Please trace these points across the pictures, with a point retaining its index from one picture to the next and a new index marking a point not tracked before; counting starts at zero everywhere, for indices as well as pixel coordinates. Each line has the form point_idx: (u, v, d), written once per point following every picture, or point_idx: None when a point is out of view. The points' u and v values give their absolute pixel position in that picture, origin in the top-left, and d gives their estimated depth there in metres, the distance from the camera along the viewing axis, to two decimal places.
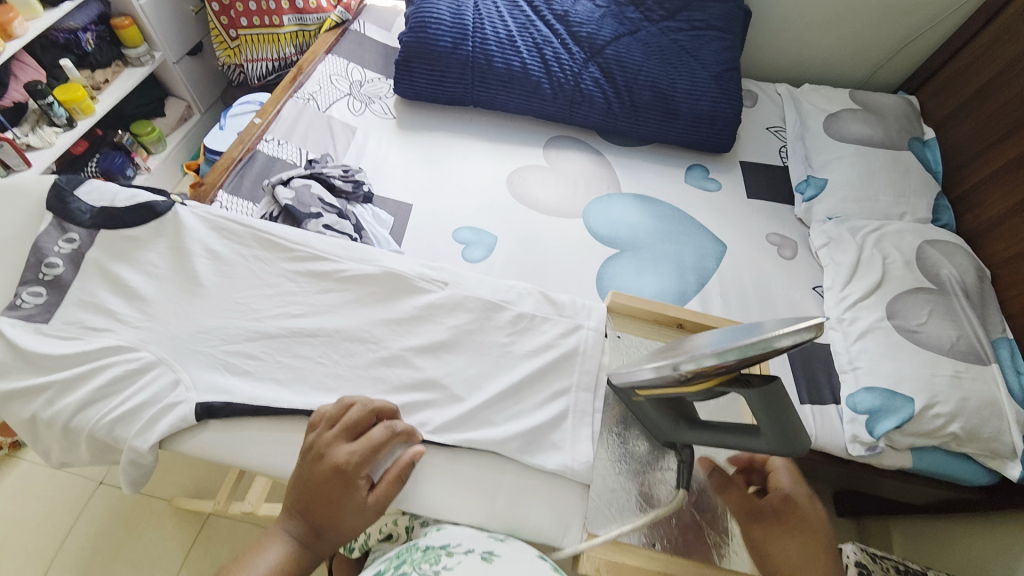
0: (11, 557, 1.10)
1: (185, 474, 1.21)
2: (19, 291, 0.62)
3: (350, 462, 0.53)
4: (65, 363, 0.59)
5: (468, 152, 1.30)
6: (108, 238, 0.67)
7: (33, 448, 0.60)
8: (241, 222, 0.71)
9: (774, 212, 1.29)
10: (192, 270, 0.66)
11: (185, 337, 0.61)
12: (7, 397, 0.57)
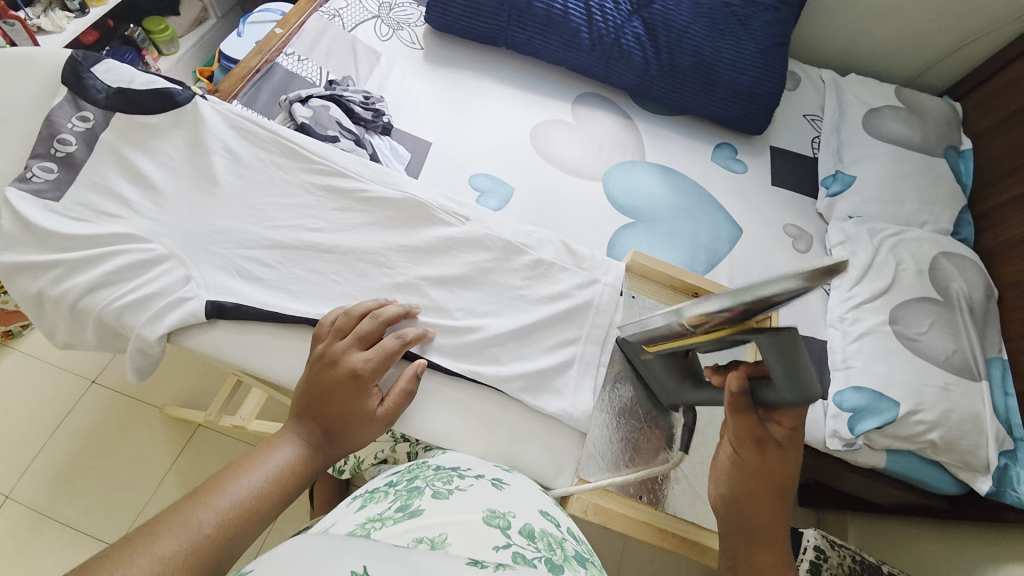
0: (9, 435, 1.14)
1: (178, 382, 1.23)
2: (30, 163, 0.60)
3: (367, 366, 0.55)
4: (75, 243, 0.57)
5: (494, 96, 1.25)
6: (123, 122, 0.65)
7: (39, 327, 0.59)
8: (257, 129, 0.68)
9: (797, 203, 1.27)
10: (209, 168, 0.64)
11: (198, 235, 0.60)
12: (14, 269, 0.57)
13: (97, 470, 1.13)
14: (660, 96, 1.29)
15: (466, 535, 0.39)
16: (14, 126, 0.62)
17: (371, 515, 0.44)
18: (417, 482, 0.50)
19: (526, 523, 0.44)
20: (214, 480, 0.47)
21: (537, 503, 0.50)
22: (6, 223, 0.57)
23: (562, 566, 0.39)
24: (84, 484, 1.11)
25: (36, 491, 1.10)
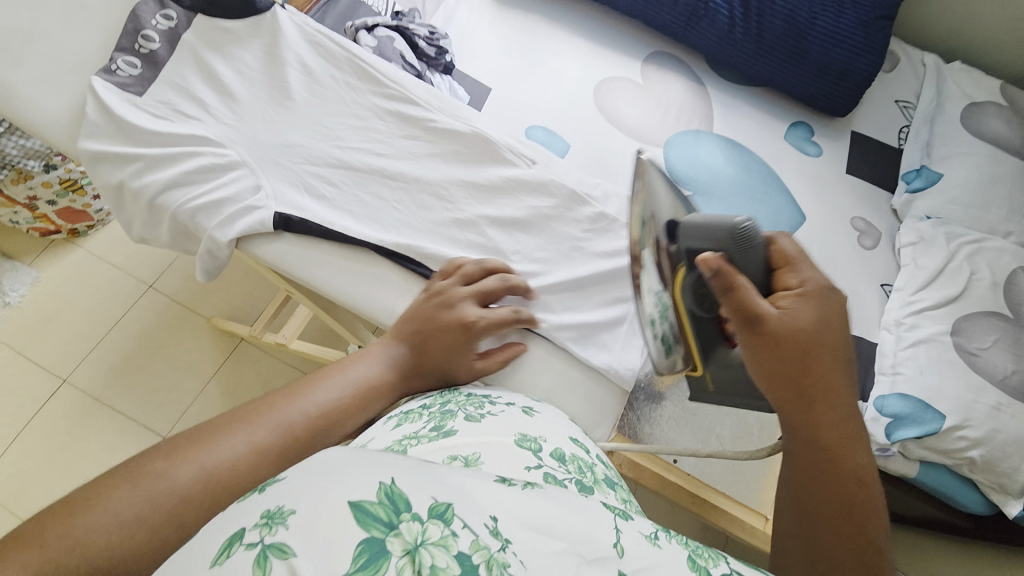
0: (77, 324, 1.24)
1: (227, 299, 1.29)
2: (116, 57, 0.61)
3: (481, 321, 0.57)
4: (155, 141, 0.59)
5: (562, 45, 1.19)
6: (204, 24, 0.65)
7: (118, 217, 0.62)
8: (329, 49, 0.67)
9: (872, 195, 1.17)
10: (284, 82, 0.64)
11: (269, 146, 0.61)
12: (98, 158, 0.59)
13: (149, 368, 1.22)
14: (741, 63, 1.20)
15: (496, 456, 0.42)
16: (100, 19, 0.63)
17: (407, 432, 0.46)
18: (450, 405, 0.51)
19: (558, 447, 0.46)
20: (305, 380, 0.53)
21: (568, 432, 0.51)
22: (93, 113, 0.59)
23: (592, 488, 0.42)
24: (138, 380, 1.20)
25: (93, 380, 1.19)
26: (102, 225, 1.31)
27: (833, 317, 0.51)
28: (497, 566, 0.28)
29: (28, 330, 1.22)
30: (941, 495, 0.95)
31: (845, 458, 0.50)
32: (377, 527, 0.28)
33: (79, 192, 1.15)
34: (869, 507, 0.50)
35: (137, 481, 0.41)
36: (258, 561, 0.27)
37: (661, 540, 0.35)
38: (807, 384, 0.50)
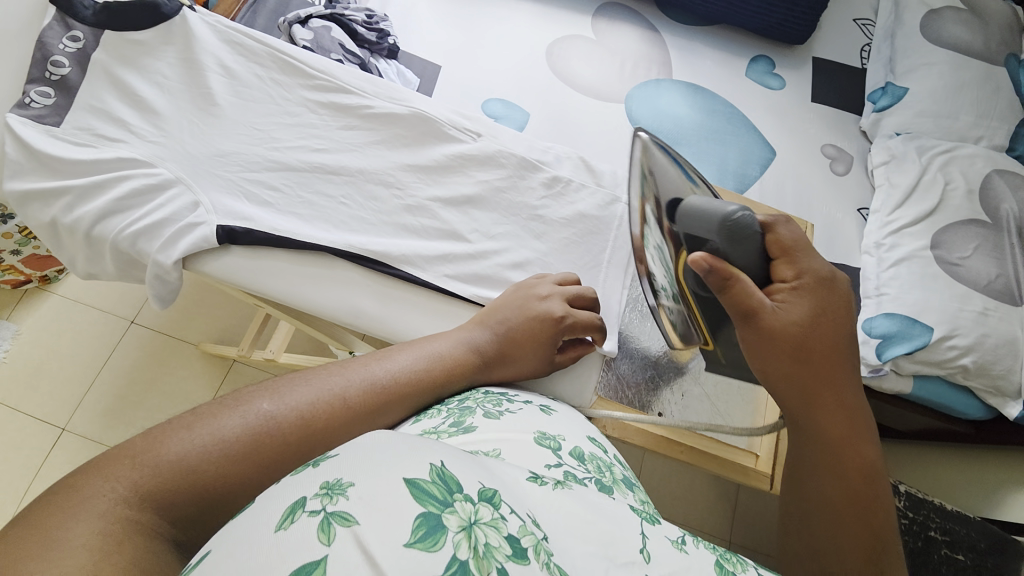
0: (62, 370, 1.22)
1: (210, 322, 1.28)
2: (26, 89, 0.58)
3: (568, 316, 0.57)
4: (80, 171, 0.56)
5: (507, 11, 1.15)
6: (114, 40, 0.61)
7: (60, 256, 0.60)
8: (251, 48, 0.64)
9: (837, 120, 1.16)
10: (207, 88, 0.61)
11: (202, 158, 0.59)
12: (26, 197, 0.56)
13: (145, 402, 1.21)
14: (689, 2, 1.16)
15: (518, 451, 0.41)
16: (5, 50, 0.60)
17: (427, 428, 0.45)
18: (468, 401, 0.50)
19: (576, 446, 0.46)
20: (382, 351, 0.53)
21: (584, 429, 0.52)
22: (12, 151, 0.56)
23: (611, 488, 0.42)
24: (135, 415, 1.20)
25: (90, 422, 1.19)
26: None
27: (835, 313, 0.50)
28: (544, 550, 0.29)
29: (15, 383, 1.21)
30: (940, 406, 0.96)
31: (859, 451, 0.50)
32: (433, 503, 0.28)
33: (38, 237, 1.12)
34: (885, 500, 0.50)
35: (230, 414, 0.41)
36: (321, 528, 0.27)
37: (687, 546, 0.37)
38: (808, 380, 0.50)
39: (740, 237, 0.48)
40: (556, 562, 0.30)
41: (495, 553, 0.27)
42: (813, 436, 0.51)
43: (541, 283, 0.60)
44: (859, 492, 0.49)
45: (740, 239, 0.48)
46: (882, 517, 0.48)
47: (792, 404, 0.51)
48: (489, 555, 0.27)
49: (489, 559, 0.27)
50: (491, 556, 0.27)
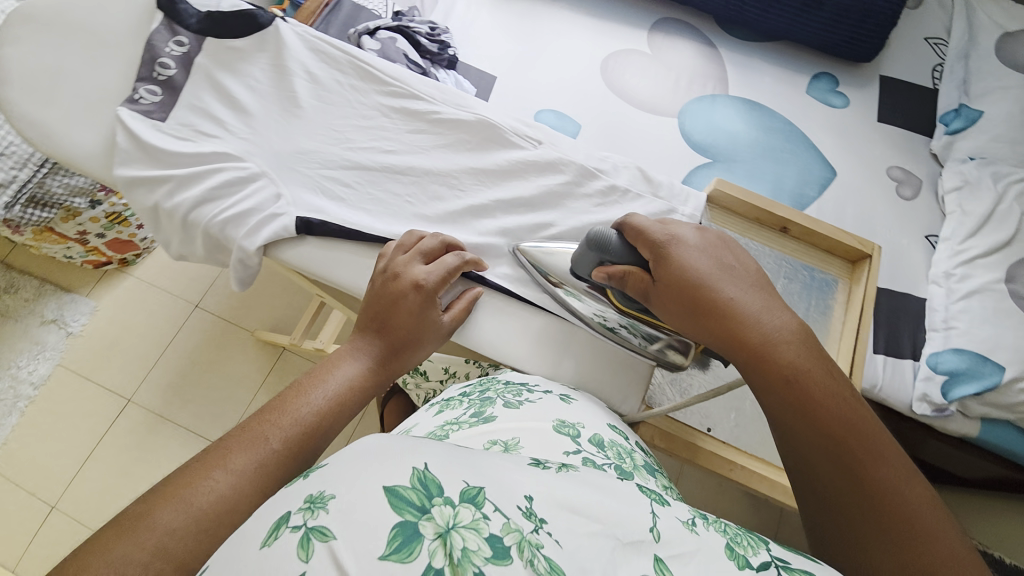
0: (132, 346, 1.32)
1: (266, 311, 1.36)
2: (137, 86, 0.64)
3: (430, 278, 0.57)
4: (183, 162, 0.62)
5: (565, 25, 1.17)
6: (213, 46, 0.67)
7: (157, 238, 0.66)
8: (333, 56, 0.69)
9: (906, 141, 1.11)
10: (292, 92, 0.66)
11: (285, 155, 0.63)
12: (133, 183, 0.62)
13: (202, 383, 1.29)
14: (752, 18, 1.15)
15: (537, 441, 0.43)
16: (119, 51, 0.66)
17: (449, 419, 0.49)
18: (489, 392, 0.53)
19: (595, 433, 0.47)
20: (285, 395, 0.47)
21: (605, 418, 0.53)
22: (123, 141, 0.62)
23: (631, 471, 0.43)
24: (193, 393, 1.28)
25: (154, 396, 1.28)
26: (147, 252, 1.39)
27: (702, 254, 0.53)
28: (530, 547, 0.29)
29: (91, 355, 1.32)
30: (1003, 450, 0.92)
31: (823, 408, 0.46)
32: (410, 511, 0.28)
33: (123, 223, 1.21)
34: (882, 453, 0.44)
35: (143, 527, 0.35)
36: (301, 544, 0.27)
37: (698, 527, 0.35)
38: (722, 325, 0.50)
39: (604, 244, 0.57)
40: (545, 554, 0.29)
41: (473, 557, 0.27)
42: (774, 414, 0.48)
43: (389, 261, 0.58)
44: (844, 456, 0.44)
45: (603, 245, 0.57)
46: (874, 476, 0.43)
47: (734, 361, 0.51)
48: (466, 560, 0.27)
49: (465, 564, 0.27)
50: (467, 561, 0.27)
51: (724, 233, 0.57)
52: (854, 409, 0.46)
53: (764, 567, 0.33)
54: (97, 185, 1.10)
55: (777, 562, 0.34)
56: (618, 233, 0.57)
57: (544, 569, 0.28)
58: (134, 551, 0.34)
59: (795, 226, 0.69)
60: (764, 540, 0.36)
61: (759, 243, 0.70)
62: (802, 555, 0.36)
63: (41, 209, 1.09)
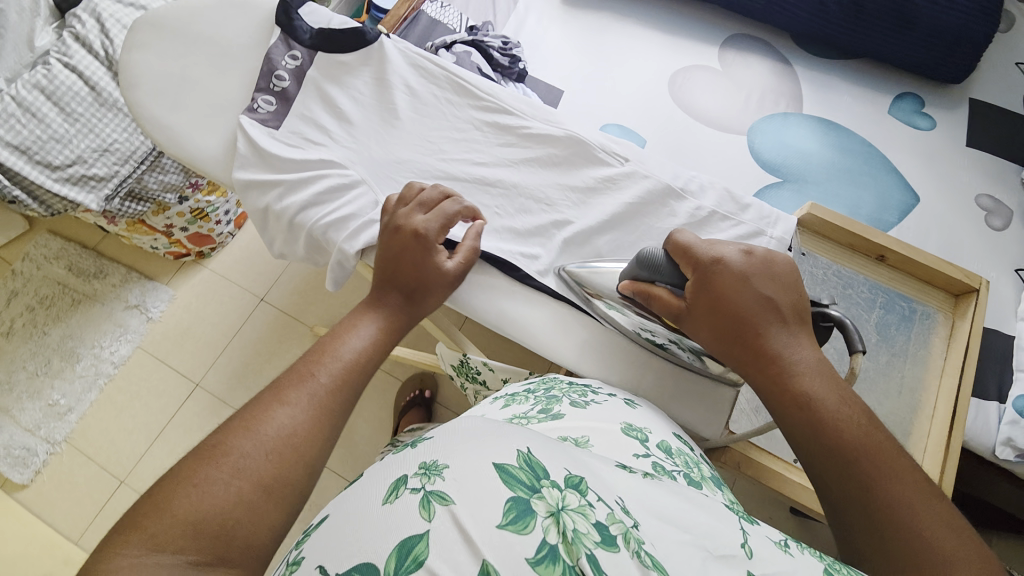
0: (204, 334, 1.41)
1: (324, 308, 1.42)
2: (255, 96, 0.69)
3: (429, 226, 0.59)
4: (293, 167, 0.66)
5: (636, 41, 1.17)
6: (325, 61, 0.71)
7: (262, 236, 0.70)
8: (432, 71, 0.72)
9: (995, 168, 1.03)
10: (393, 104, 0.70)
11: (383, 164, 0.67)
12: (248, 186, 0.67)
13: (263, 372, 1.37)
14: (833, 36, 1.11)
15: (607, 442, 0.44)
16: (239, 62, 0.71)
17: (517, 412, 0.49)
18: (553, 389, 0.54)
19: (663, 439, 0.48)
20: (320, 345, 0.53)
21: (668, 426, 0.53)
22: (241, 147, 0.67)
23: (700, 482, 0.44)
24: (255, 382, 1.36)
25: (220, 381, 1.36)
26: (222, 246, 1.49)
27: (744, 286, 0.53)
28: (633, 539, 0.31)
29: (166, 339, 1.41)
30: None
31: (840, 436, 0.47)
32: (522, 488, 0.31)
33: (204, 219, 1.31)
34: (908, 482, 0.45)
35: (221, 452, 0.42)
36: (422, 505, 0.31)
37: (790, 549, 0.37)
38: (756, 360, 0.52)
39: (654, 267, 0.56)
40: (647, 550, 0.31)
41: (584, 539, 0.30)
42: (808, 455, 0.49)
43: (403, 216, 0.60)
44: (857, 480, 0.46)
45: (652, 267, 0.56)
46: (890, 498, 0.44)
47: (769, 400, 0.52)
48: (579, 541, 0.30)
49: (578, 544, 0.29)
50: (579, 542, 0.30)
51: (770, 253, 0.56)
52: (870, 434, 0.47)
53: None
54: (186, 182, 1.15)
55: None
56: (666, 252, 0.56)
57: (649, 561, 0.31)
58: (224, 466, 0.41)
59: (894, 255, 0.66)
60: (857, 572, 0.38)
61: (851, 271, 0.68)
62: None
63: (137, 203, 1.14)
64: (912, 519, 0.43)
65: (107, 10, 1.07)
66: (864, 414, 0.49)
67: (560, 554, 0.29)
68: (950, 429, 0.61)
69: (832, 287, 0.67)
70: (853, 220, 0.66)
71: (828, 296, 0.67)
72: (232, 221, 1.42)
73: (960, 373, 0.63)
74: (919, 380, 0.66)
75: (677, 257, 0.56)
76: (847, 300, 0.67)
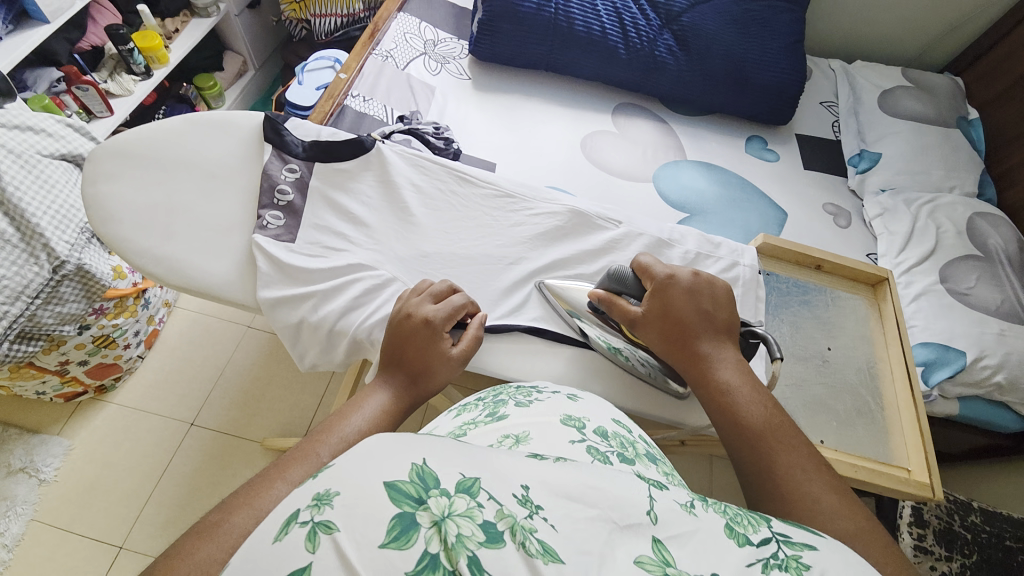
0: (116, 484, 1.16)
1: (272, 417, 1.26)
2: (261, 214, 0.67)
3: (439, 316, 0.59)
4: (323, 277, 0.65)
5: (547, 116, 1.34)
6: (324, 169, 0.72)
7: (291, 352, 0.65)
8: (431, 168, 0.76)
9: (828, 184, 1.33)
10: (404, 203, 0.72)
11: (411, 259, 0.69)
12: (276, 304, 0.63)
13: (207, 509, 1.14)
14: (695, 98, 1.38)
15: (544, 433, 0.43)
16: (234, 182, 0.69)
17: (466, 420, 0.50)
18: (502, 395, 0.53)
19: (600, 424, 0.46)
20: (325, 422, 0.52)
21: (608, 411, 0.50)
22: (264, 266, 0.64)
23: (633, 460, 0.42)
24: None
25: (151, 537, 1.11)
26: (128, 373, 1.27)
27: (691, 299, 0.61)
28: (523, 531, 0.30)
29: (67, 502, 1.13)
30: (981, 421, 1.10)
31: (748, 419, 0.54)
32: (407, 503, 0.30)
33: (111, 345, 1.12)
34: (799, 451, 0.52)
35: (222, 530, 0.40)
36: (308, 537, 0.30)
37: (696, 509, 0.36)
38: (689, 359, 0.60)
39: (622, 281, 0.65)
40: (538, 537, 0.30)
41: (466, 542, 0.29)
42: (726, 435, 0.56)
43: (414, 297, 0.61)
44: (761, 450, 0.52)
45: (621, 280, 0.65)
46: (787, 468, 0.50)
47: (701, 393, 0.59)
48: (459, 545, 0.29)
49: (458, 548, 0.29)
50: (461, 545, 0.29)
51: (714, 276, 0.64)
52: (773, 414, 0.55)
53: (766, 542, 0.35)
54: (88, 309, 1.02)
55: (777, 536, 0.36)
56: (632, 271, 0.65)
57: (537, 549, 0.30)
58: (218, 547, 0.39)
59: (827, 263, 0.84)
60: (765, 517, 0.38)
61: (803, 281, 0.84)
62: (800, 528, 0.38)
63: (27, 343, 0.96)
64: (805, 484, 0.49)
65: None
66: (770, 401, 0.56)
67: (441, 562, 0.28)
68: (910, 383, 0.75)
69: (794, 296, 0.82)
70: (792, 242, 0.83)
71: (794, 303, 0.82)
72: (141, 341, 1.24)
73: (901, 341, 0.78)
74: (871, 354, 0.80)
75: (641, 273, 0.64)
76: (809, 304, 0.82)
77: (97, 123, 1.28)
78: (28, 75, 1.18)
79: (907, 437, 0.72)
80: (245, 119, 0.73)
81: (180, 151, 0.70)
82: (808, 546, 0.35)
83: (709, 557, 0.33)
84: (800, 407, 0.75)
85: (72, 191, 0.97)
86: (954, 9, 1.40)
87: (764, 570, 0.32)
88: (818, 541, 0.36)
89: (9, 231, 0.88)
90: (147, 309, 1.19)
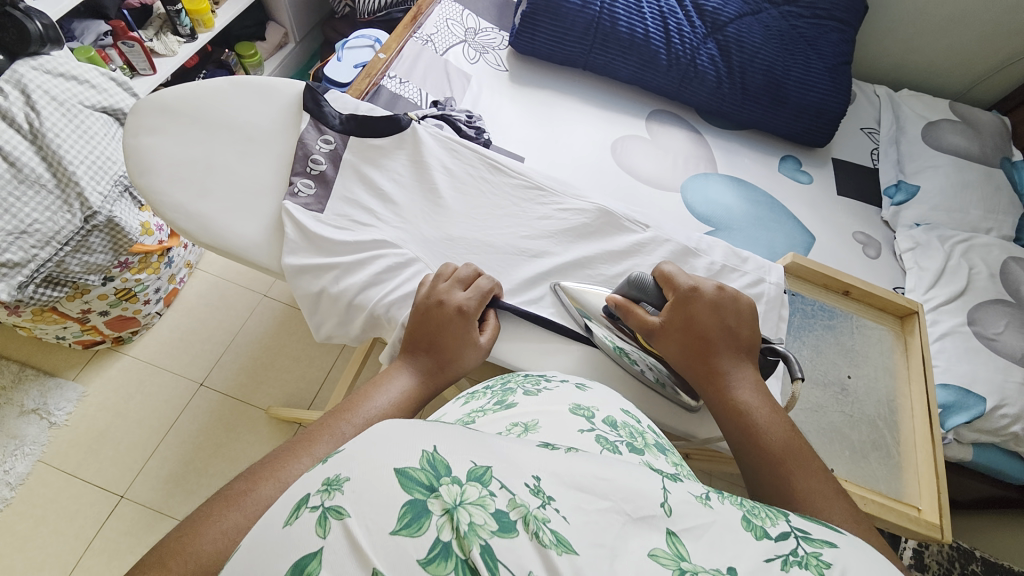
0: (122, 436, 1.18)
1: (278, 387, 1.28)
2: (293, 181, 0.68)
3: (470, 304, 0.59)
4: (346, 250, 0.65)
5: (580, 116, 1.33)
6: (359, 144, 0.72)
7: (309, 320, 0.66)
8: (465, 153, 0.76)
9: (861, 211, 1.29)
10: (433, 184, 0.72)
11: (435, 242, 0.69)
12: (299, 271, 0.64)
13: (206, 469, 1.17)
14: (732, 112, 1.35)
15: (553, 422, 0.43)
16: (270, 147, 0.70)
17: (474, 407, 0.49)
18: (510, 383, 0.53)
19: (609, 414, 0.46)
20: (348, 402, 0.52)
21: (617, 401, 0.50)
22: (290, 233, 0.65)
23: (644, 451, 0.42)
24: (196, 483, 1.15)
25: (152, 489, 1.13)
26: (145, 328, 1.29)
27: (728, 319, 0.61)
28: (537, 520, 0.30)
29: (77, 447, 1.16)
30: (995, 471, 1.07)
31: (763, 440, 0.54)
32: (419, 490, 0.30)
33: (131, 299, 1.15)
34: (814, 474, 0.51)
35: (248, 500, 0.41)
36: (319, 522, 0.30)
37: (711, 501, 0.36)
38: (705, 374, 0.59)
39: (643, 288, 0.64)
40: (551, 527, 0.30)
41: (479, 531, 0.28)
42: (741, 456, 0.55)
43: (443, 278, 0.62)
44: (778, 473, 0.51)
45: (642, 287, 0.64)
46: (803, 493, 0.49)
47: (715, 410, 0.58)
48: (472, 534, 0.28)
49: (471, 537, 0.28)
50: (474, 534, 0.28)
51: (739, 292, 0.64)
52: (789, 437, 0.54)
53: (784, 536, 0.34)
54: (114, 261, 1.03)
55: (795, 531, 0.35)
56: (654, 279, 0.64)
57: (550, 540, 0.29)
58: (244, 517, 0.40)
59: (856, 289, 0.82)
60: (783, 512, 0.37)
61: (829, 305, 0.82)
62: (819, 524, 0.37)
63: (53, 288, 0.98)
64: (824, 512, 0.47)
65: (35, 81, 0.94)
66: (786, 423, 0.56)
67: (453, 551, 0.28)
68: (930, 422, 0.73)
69: (819, 320, 0.81)
70: (823, 264, 0.81)
71: (818, 327, 0.80)
72: (161, 298, 1.27)
73: (924, 378, 0.76)
74: (893, 387, 0.78)
75: (664, 284, 0.64)
76: (834, 329, 0.81)
77: (139, 80, 1.31)
78: (76, 25, 1.22)
79: (921, 476, 0.70)
80: (285, 86, 0.74)
81: (221, 113, 0.71)
82: (827, 543, 0.34)
83: (726, 550, 0.32)
84: (814, 433, 0.73)
85: (110, 144, 1.00)
86: (1011, 44, 1.36)
87: (782, 566, 0.31)
88: (839, 539, 0.35)
89: (46, 176, 0.91)
90: (169, 267, 1.22)
